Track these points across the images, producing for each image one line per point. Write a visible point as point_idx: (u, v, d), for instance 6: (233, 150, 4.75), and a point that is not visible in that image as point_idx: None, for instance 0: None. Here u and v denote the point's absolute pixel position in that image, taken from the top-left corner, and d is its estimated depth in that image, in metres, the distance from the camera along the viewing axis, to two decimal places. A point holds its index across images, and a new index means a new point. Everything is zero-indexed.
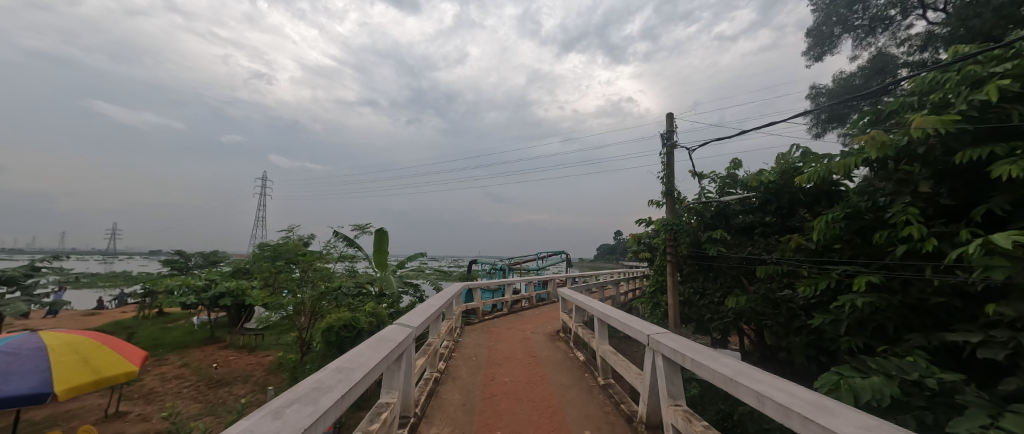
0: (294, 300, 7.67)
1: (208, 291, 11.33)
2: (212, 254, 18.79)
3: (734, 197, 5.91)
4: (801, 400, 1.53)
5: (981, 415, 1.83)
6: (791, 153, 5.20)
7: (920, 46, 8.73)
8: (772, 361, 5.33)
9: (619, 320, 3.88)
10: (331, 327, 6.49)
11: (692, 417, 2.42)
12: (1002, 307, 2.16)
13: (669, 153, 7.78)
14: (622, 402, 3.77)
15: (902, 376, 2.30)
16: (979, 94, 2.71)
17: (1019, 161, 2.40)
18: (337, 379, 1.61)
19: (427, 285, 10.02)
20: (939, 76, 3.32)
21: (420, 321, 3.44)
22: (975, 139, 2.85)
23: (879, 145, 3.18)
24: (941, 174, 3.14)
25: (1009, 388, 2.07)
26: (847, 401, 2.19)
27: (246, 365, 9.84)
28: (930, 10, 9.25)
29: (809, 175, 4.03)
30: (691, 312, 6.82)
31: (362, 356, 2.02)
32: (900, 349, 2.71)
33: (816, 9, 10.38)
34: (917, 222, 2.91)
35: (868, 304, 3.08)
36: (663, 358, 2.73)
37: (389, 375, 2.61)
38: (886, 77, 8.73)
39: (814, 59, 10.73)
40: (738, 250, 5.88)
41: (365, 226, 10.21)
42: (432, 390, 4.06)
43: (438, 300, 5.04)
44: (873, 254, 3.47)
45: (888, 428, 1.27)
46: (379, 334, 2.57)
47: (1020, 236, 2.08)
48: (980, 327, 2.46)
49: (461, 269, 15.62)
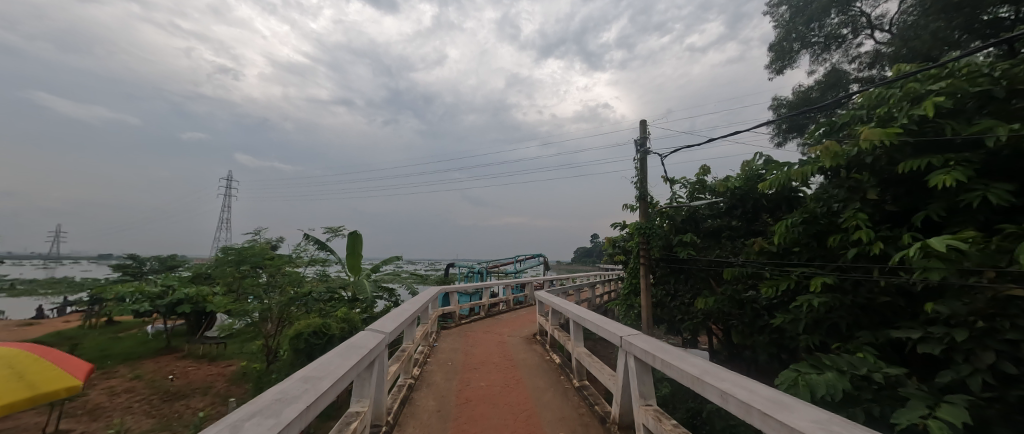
0: (259, 306, 7.22)
1: (164, 298, 10.56)
2: (169, 259, 17.72)
3: (703, 202, 6.14)
4: (761, 397, 1.61)
5: (920, 406, 1.98)
6: (754, 160, 5.51)
7: (869, 63, 9.43)
8: (739, 360, 5.54)
9: (594, 321, 3.94)
10: (300, 334, 6.17)
11: (662, 416, 2.49)
12: (938, 306, 2.36)
13: (642, 159, 8.00)
14: (596, 403, 3.82)
15: (852, 372, 2.45)
16: (918, 110, 2.95)
17: (952, 171, 2.63)
18: (304, 388, 1.56)
19: (403, 290, 9.90)
20: (884, 92, 3.59)
21: (394, 326, 3.37)
22: (915, 151, 3.10)
23: (833, 155, 3.41)
24: (886, 182, 3.37)
25: (944, 380, 2.24)
26: (804, 396, 2.34)
27: (205, 376, 9.28)
28: (877, 30, 10.03)
29: (772, 182, 4.26)
30: (663, 313, 7.01)
31: (330, 364, 1.95)
32: (851, 345, 2.89)
33: (778, 25, 10.98)
34: (866, 227, 3.14)
35: (823, 304, 3.28)
36: (634, 359, 2.79)
37: (360, 383, 2.54)
38: (839, 91, 9.40)
39: (776, 73, 11.31)
40: (707, 252, 6.09)
41: (338, 228, 9.93)
42: (405, 397, 3.97)
43: (413, 304, 4.94)
44: (828, 257, 3.69)
45: (839, 422, 1.34)
46: (349, 341, 2.50)
47: (953, 240, 2.27)
48: (921, 324, 2.67)
49: (438, 273, 15.47)
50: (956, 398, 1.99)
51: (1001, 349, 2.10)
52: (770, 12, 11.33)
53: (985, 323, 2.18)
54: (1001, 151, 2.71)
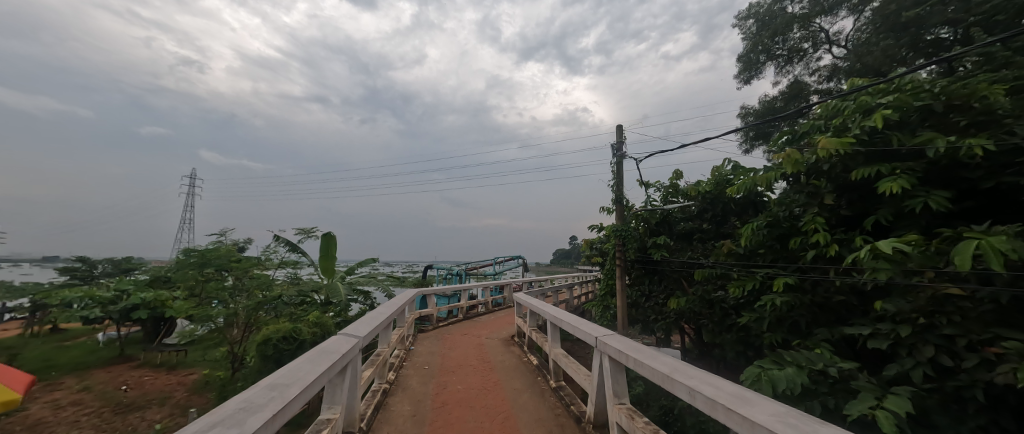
0: (225, 311, 6.82)
1: (118, 303, 9.87)
2: (124, 261, 16.59)
3: (676, 205, 6.36)
4: (725, 392, 1.68)
5: (870, 398, 2.12)
6: (723, 166, 5.77)
7: (827, 76, 10.04)
8: (709, 358, 5.73)
9: (571, 323, 4.00)
10: (268, 339, 5.88)
11: (635, 414, 2.55)
12: (886, 304, 2.53)
13: (618, 163, 8.18)
14: (572, 403, 3.87)
15: (810, 367, 2.59)
16: (869, 121, 3.16)
17: (898, 178, 2.83)
18: (270, 396, 1.50)
19: (379, 292, 9.75)
20: (840, 104, 3.83)
21: (368, 330, 3.30)
22: (866, 160, 3.32)
23: (794, 162, 3.60)
24: (841, 188, 3.59)
25: (891, 373, 2.40)
26: (766, 392, 2.45)
27: (163, 386, 8.75)
28: (834, 45, 10.68)
29: (739, 187, 4.45)
30: (638, 314, 7.17)
31: (300, 371, 1.89)
32: (810, 342, 3.06)
33: (745, 38, 11.51)
34: (823, 230, 3.35)
35: (785, 303, 3.45)
36: (608, 359, 2.85)
37: (331, 389, 2.48)
38: (800, 101, 9.95)
39: (744, 82, 11.85)
40: (680, 254, 6.29)
41: (311, 230, 9.60)
42: (379, 402, 3.88)
43: (388, 307, 4.83)
44: (789, 258, 3.89)
45: (794, 415, 1.42)
46: (320, 346, 2.42)
47: (899, 242, 2.44)
48: (871, 321, 2.85)
49: (416, 275, 15.25)
50: (900, 390, 2.14)
51: (939, 343, 2.28)
52: (739, 24, 11.88)
53: (926, 320, 2.36)
54: (940, 160, 2.96)
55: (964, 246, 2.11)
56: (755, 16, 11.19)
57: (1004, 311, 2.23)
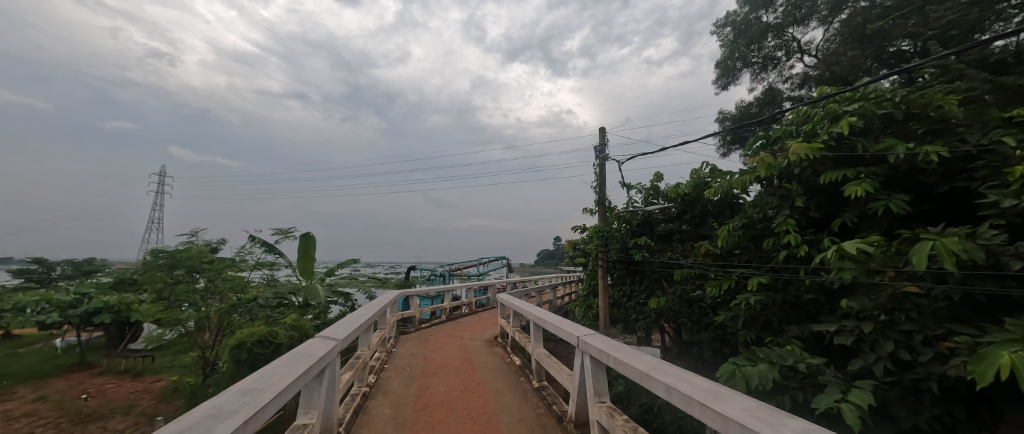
0: (196, 314, 6.49)
1: (78, 307, 9.33)
2: (85, 263, 15.69)
3: (657, 207, 6.50)
4: (700, 389, 1.73)
5: (836, 391, 2.22)
6: (702, 168, 5.93)
7: (799, 83, 10.45)
8: (687, 356, 5.87)
9: (553, 323, 4.03)
10: (242, 343, 5.67)
11: (614, 412, 2.59)
12: (851, 302, 2.65)
13: (601, 165, 8.30)
14: (554, 402, 3.90)
15: (781, 363, 2.69)
16: (836, 128, 3.31)
17: (863, 182, 2.98)
18: (242, 402, 1.45)
19: (360, 294, 9.62)
20: (810, 111, 4.00)
21: (348, 332, 3.23)
22: (834, 165, 3.47)
23: (767, 165, 3.74)
24: (811, 191, 3.75)
25: (855, 368, 2.52)
26: (740, 388, 2.53)
27: (128, 394, 8.32)
28: (806, 54, 11.14)
29: (716, 189, 4.59)
30: (620, 313, 7.27)
31: (274, 375, 1.83)
32: (781, 339, 3.18)
33: (723, 45, 11.89)
34: (794, 231, 3.49)
35: (758, 301, 3.57)
36: (589, 358, 2.88)
37: (308, 393, 2.42)
38: (774, 107, 10.32)
39: (722, 88, 12.22)
40: (660, 255, 6.42)
41: (289, 230, 9.34)
42: (358, 406, 3.80)
43: (369, 309, 4.75)
44: (763, 259, 4.03)
45: (765, 409, 1.48)
46: (296, 350, 2.36)
47: (862, 243, 2.57)
48: (838, 318, 2.98)
49: (398, 276, 15.08)
50: (863, 383, 2.25)
51: (898, 339, 2.40)
52: (717, 32, 12.24)
53: (886, 316, 2.49)
54: (900, 166, 3.12)
55: (921, 246, 2.24)
56: (732, 24, 11.55)
57: (956, 308, 2.38)
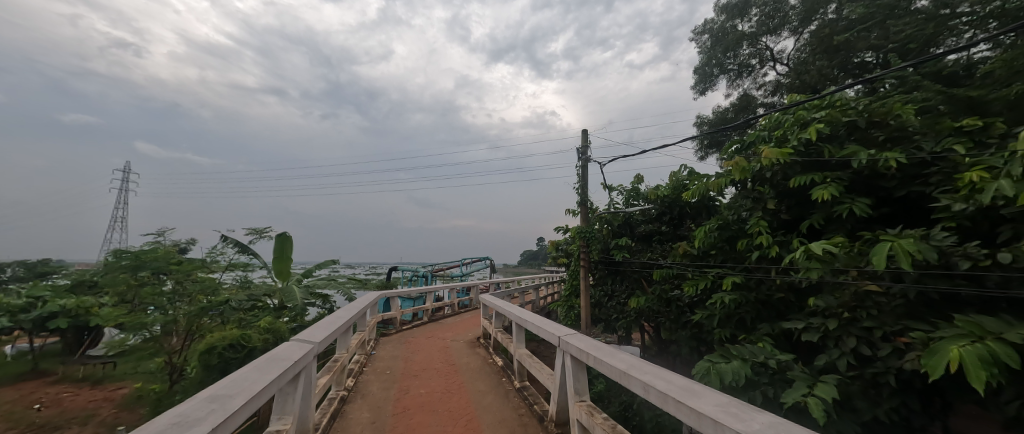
0: (162, 318, 6.18)
1: (31, 311, 8.74)
2: (40, 265, 14.71)
3: (637, 208, 6.63)
4: (676, 386, 1.78)
5: (803, 386, 2.32)
6: (680, 171, 6.08)
7: (772, 90, 10.86)
8: (666, 354, 6.00)
9: (535, 323, 4.05)
10: (212, 347, 5.43)
11: (594, 411, 2.62)
12: (819, 300, 2.77)
13: (584, 166, 8.39)
14: (535, 402, 3.92)
15: (753, 359, 2.79)
16: (805, 134, 3.47)
17: (829, 186, 3.12)
18: (209, 409, 1.39)
19: (339, 296, 9.43)
20: (781, 117, 4.16)
21: (325, 335, 3.16)
22: (802, 169, 3.63)
23: (741, 169, 3.88)
24: (782, 194, 3.90)
25: (821, 363, 2.64)
26: (714, 384, 2.61)
27: (86, 403, 7.86)
28: (778, 63, 11.58)
29: (694, 192, 4.71)
30: (601, 313, 7.36)
31: (245, 380, 1.77)
32: (754, 337, 3.29)
33: (701, 51, 12.25)
34: (766, 233, 3.62)
35: (733, 300, 3.69)
36: (570, 358, 2.91)
37: (282, 398, 2.35)
38: (748, 113, 10.70)
39: (699, 93, 12.59)
40: (640, 255, 6.54)
41: (264, 230, 9.03)
42: (336, 410, 3.72)
43: (348, 311, 4.65)
44: (737, 259, 4.18)
45: (736, 404, 1.53)
46: (270, 354, 2.28)
47: (828, 244, 2.69)
48: (806, 316, 3.11)
49: (380, 277, 14.86)
50: (828, 378, 2.35)
51: (860, 335, 2.53)
52: (695, 38, 12.57)
53: (849, 314, 2.62)
54: (863, 171, 3.29)
55: (881, 247, 2.36)
56: (710, 31, 11.91)
57: (911, 305, 2.53)
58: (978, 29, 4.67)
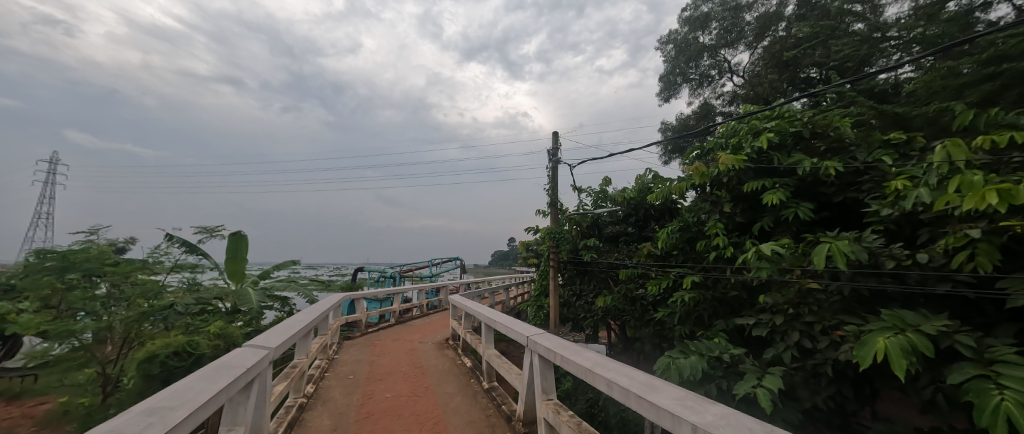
0: (95, 325, 5.61)
1: None
2: None
3: (605, 210, 6.81)
4: (637, 382, 1.84)
5: (753, 378, 2.47)
6: (645, 175, 6.30)
7: (729, 100, 11.51)
8: (630, 351, 6.19)
9: (505, 323, 4.06)
10: (154, 356, 5.00)
11: (561, 409, 2.66)
12: (768, 298, 2.97)
13: (554, 168, 8.51)
14: (503, 403, 3.92)
15: (709, 354, 2.94)
16: (757, 142, 3.70)
17: (778, 191, 3.34)
18: (148, 423, 1.29)
19: (299, 298, 9.01)
20: (737, 126, 4.42)
21: (282, 340, 2.99)
22: (755, 175, 3.87)
23: (701, 174, 4.08)
24: (737, 198, 4.14)
25: (769, 356, 2.83)
26: (674, 379, 2.72)
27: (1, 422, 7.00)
28: (735, 74, 12.29)
29: (657, 195, 4.90)
30: (569, 312, 7.49)
31: (190, 391, 1.65)
32: (710, 332, 3.47)
33: (666, 60, 12.80)
34: (722, 234, 3.84)
35: (692, 298, 3.87)
36: (538, 357, 2.94)
37: (232, 408, 2.20)
38: (708, 121, 11.28)
39: (664, 101, 13.14)
40: (608, 255, 6.72)
41: (215, 228, 8.44)
42: (293, 419, 3.54)
43: (308, 313, 4.44)
44: (696, 259, 4.38)
45: (692, 397, 1.61)
46: (219, 361, 2.13)
47: (776, 245, 2.89)
48: (757, 312, 3.33)
49: (344, 278, 14.34)
50: (775, 370, 2.52)
51: (802, 329, 2.74)
52: (660, 48, 13.10)
53: (794, 310, 2.83)
54: (807, 178, 3.56)
55: (820, 249, 2.57)
56: (673, 41, 12.47)
57: (846, 301, 2.77)
58: (903, 52, 5.19)
